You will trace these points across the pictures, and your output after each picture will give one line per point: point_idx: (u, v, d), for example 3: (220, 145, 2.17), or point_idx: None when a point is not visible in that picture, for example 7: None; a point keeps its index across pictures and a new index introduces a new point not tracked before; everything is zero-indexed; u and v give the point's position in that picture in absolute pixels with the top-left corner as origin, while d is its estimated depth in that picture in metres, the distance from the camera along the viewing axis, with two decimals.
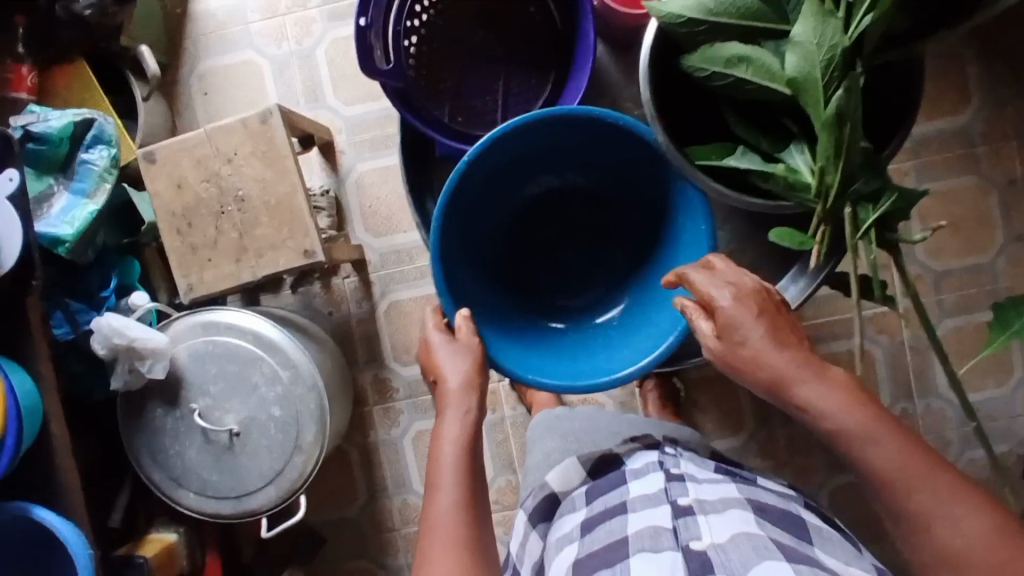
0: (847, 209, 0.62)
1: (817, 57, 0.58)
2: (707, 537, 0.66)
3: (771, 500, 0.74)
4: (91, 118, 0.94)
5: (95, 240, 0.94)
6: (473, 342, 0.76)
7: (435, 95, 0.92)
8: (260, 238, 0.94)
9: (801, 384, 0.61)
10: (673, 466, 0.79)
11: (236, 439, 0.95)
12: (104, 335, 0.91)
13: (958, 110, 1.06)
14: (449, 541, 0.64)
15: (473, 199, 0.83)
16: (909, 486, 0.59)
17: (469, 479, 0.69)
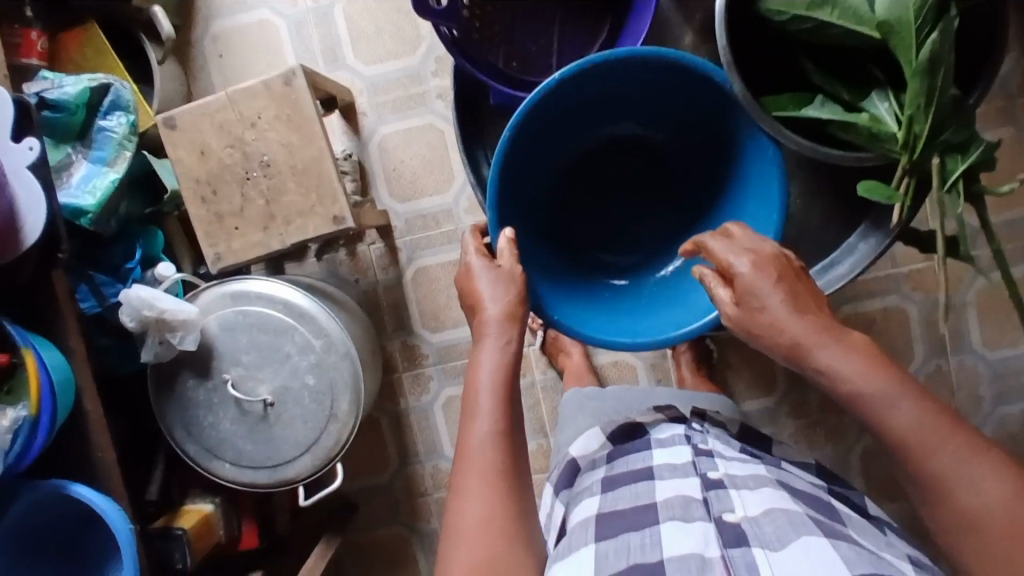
0: (934, 159, 0.63)
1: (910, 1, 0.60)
2: (739, 510, 0.64)
3: (802, 485, 0.72)
4: (107, 82, 0.90)
5: (118, 210, 0.92)
6: (515, 271, 0.73)
7: (489, 40, 0.88)
8: (288, 205, 0.91)
9: (823, 346, 0.59)
10: (700, 441, 0.78)
11: (271, 409, 0.95)
12: (132, 307, 0.89)
13: None
14: (484, 470, 0.61)
15: (532, 151, 0.81)
16: (925, 448, 0.56)
17: (507, 407, 0.64)
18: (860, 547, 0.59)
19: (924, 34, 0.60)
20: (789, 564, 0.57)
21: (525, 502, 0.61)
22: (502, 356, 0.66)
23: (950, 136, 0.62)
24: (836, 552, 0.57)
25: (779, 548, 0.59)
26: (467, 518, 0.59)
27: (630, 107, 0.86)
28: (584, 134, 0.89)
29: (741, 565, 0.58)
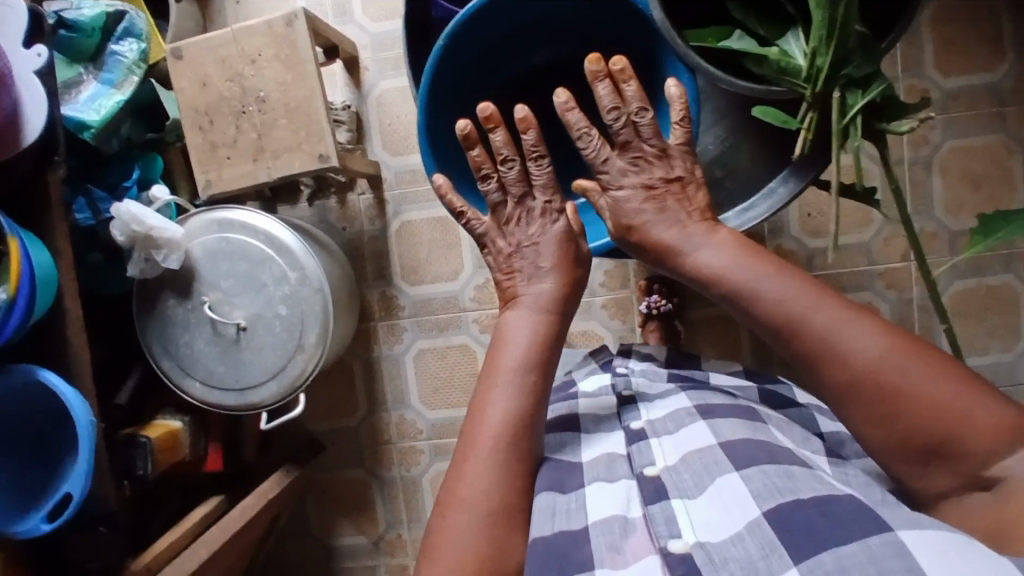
0: (835, 92, 0.58)
1: None
2: (659, 462, 0.66)
3: (719, 399, 0.73)
4: (122, 10, 0.96)
5: (119, 130, 0.97)
6: (554, 244, 0.74)
7: None
8: (278, 140, 0.96)
9: (700, 240, 0.67)
10: (625, 387, 0.80)
11: (243, 334, 0.99)
12: (122, 221, 0.93)
13: (992, 64, 1.02)
14: (493, 452, 0.64)
15: (467, 76, 0.82)
16: (801, 320, 0.59)
17: (530, 398, 0.67)
18: (770, 465, 0.60)
19: None
20: (702, 513, 0.59)
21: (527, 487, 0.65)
22: (535, 348, 0.69)
23: (853, 71, 0.57)
24: (745, 487, 0.58)
25: (697, 495, 0.61)
26: (468, 491, 0.63)
27: (573, 43, 0.85)
28: (523, 70, 0.88)
29: (660, 518, 0.59)
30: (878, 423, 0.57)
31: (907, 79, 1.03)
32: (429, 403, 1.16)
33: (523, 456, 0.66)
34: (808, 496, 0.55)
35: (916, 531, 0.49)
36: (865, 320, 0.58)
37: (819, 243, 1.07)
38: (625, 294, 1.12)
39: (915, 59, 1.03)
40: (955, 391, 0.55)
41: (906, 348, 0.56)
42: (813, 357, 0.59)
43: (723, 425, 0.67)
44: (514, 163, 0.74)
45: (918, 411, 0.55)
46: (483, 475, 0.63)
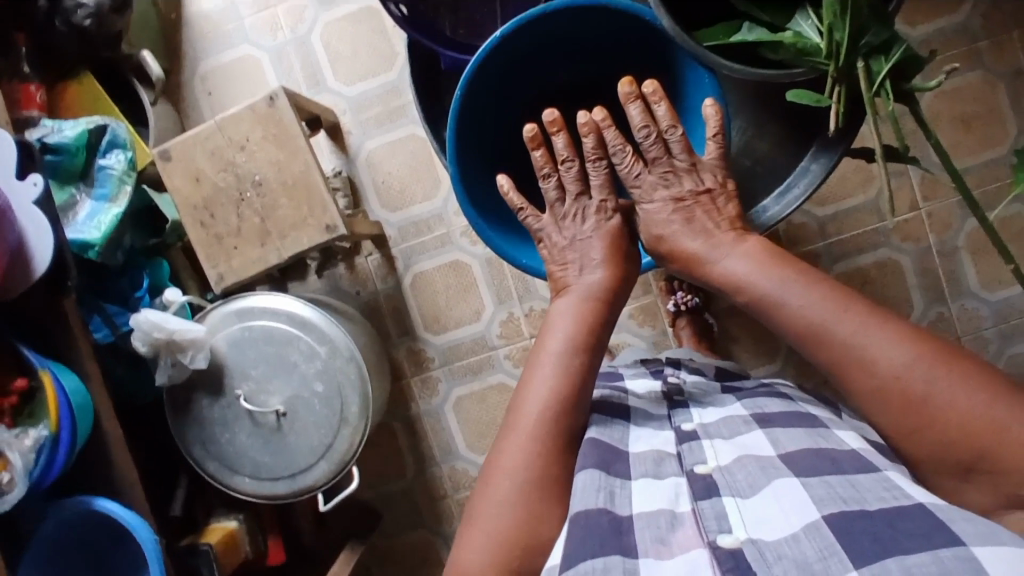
0: (858, 63, 0.59)
1: None
2: (712, 461, 0.61)
3: (779, 407, 0.70)
4: (103, 123, 0.96)
5: (123, 241, 0.97)
6: (603, 235, 0.75)
7: (435, 9, 0.85)
8: (282, 220, 0.96)
9: (729, 248, 0.68)
10: (676, 392, 0.77)
11: (284, 419, 0.97)
12: (143, 331, 0.93)
13: (954, 6, 1.04)
14: (535, 426, 0.62)
15: (481, 114, 0.81)
16: (820, 326, 0.58)
17: (575, 377, 0.65)
18: (835, 476, 0.55)
19: None
20: (760, 509, 0.53)
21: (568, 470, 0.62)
22: (580, 334, 0.67)
23: (872, 39, 0.58)
24: (806, 493, 0.53)
25: (750, 495, 0.55)
26: (506, 462, 0.61)
27: (590, 59, 0.85)
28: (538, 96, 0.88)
29: (710, 513, 0.54)
30: (905, 430, 0.55)
31: None
32: (478, 449, 1.14)
33: (567, 440, 0.63)
34: (877, 506, 0.50)
35: (991, 545, 0.44)
36: (892, 325, 0.56)
37: (828, 210, 1.08)
38: (649, 299, 1.12)
39: None
40: (975, 401, 0.52)
41: (932, 357, 0.54)
42: (839, 365, 0.57)
43: (783, 435, 0.63)
44: (574, 164, 0.77)
45: (947, 420, 0.53)
46: (522, 446, 0.61)
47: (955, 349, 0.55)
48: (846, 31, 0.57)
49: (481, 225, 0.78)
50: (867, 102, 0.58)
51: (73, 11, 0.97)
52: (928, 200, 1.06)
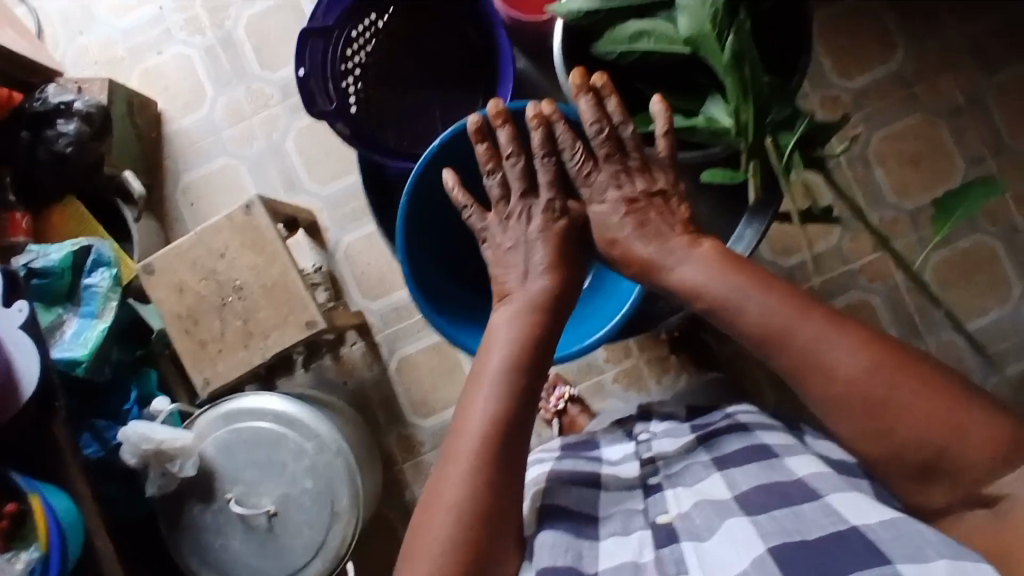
0: (767, 139, 0.67)
1: (704, 12, 0.61)
2: (673, 510, 0.67)
3: (737, 442, 0.72)
4: (88, 244, 1.00)
5: (110, 355, 1.00)
6: (547, 240, 0.74)
7: (378, 125, 0.89)
8: (263, 320, 0.98)
9: (677, 265, 0.68)
10: (647, 450, 0.79)
11: (275, 519, 0.97)
12: (132, 443, 0.95)
13: (886, 56, 1.10)
14: (475, 449, 0.63)
15: (446, 207, 0.85)
16: (783, 332, 0.60)
17: (515, 391, 0.66)
18: (782, 510, 0.60)
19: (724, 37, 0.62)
20: (716, 551, 0.60)
21: (511, 493, 0.63)
22: (519, 348, 0.68)
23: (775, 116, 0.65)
24: (753, 530, 0.59)
25: (707, 538, 0.61)
26: (448, 491, 0.62)
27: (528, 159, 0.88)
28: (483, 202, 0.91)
29: (669, 559, 0.61)
30: (869, 430, 0.58)
31: (816, 92, 1.11)
32: None
33: (511, 456, 0.64)
34: (817, 537, 0.56)
35: (917, 565, 0.50)
36: (850, 333, 0.58)
37: (794, 260, 1.10)
38: (632, 361, 1.13)
39: (817, 72, 1.11)
40: (930, 400, 0.56)
41: (891, 364, 0.57)
42: (803, 370, 0.59)
43: (738, 475, 0.67)
44: (518, 160, 0.75)
45: (906, 419, 0.57)
46: (462, 471, 0.62)
47: (913, 358, 0.58)
48: (751, 112, 0.62)
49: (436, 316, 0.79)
50: (781, 173, 0.66)
51: (56, 141, 1.03)
52: (889, 239, 1.08)
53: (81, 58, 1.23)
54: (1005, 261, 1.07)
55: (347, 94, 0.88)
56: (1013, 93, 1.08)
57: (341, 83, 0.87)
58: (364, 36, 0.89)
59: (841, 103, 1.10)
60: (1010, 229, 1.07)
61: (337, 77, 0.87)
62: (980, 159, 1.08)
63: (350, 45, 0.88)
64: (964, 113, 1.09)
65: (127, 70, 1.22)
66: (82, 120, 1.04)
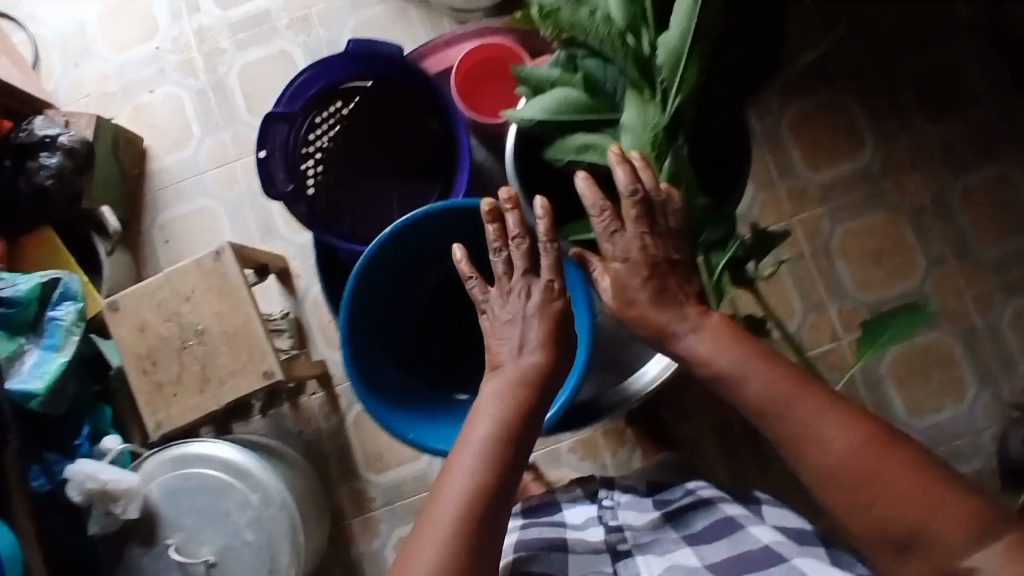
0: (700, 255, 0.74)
1: (646, 136, 0.68)
2: (643, 572, 0.74)
3: (703, 519, 0.77)
4: (56, 277, 1.00)
5: (65, 390, 0.99)
6: (543, 314, 0.71)
7: (335, 209, 0.93)
8: (221, 366, 0.99)
9: (681, 338, 0.67)
10: (611, 517, 0.82)
11: (213, 569, 0.96)
12: (77, 481, 0.94)
13: (854, 154, 1.13)
14: (448, 526, 0.61)
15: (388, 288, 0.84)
16: (780, 410, 0.61)
17: (496, 470, 0.64)
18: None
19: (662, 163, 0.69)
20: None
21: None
22: (503, 425, 0.66)
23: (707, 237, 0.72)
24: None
25: None
26: (416, 565, 0.60)
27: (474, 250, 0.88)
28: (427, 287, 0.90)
29: None
30: (859, 512, 0.58)
31: (786, 183, 1.13)
32: None
33: (489, 530, 0.62)
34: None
35: None
36: (842, 413, 0.60)
37: None
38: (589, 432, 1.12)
39: (787, 164, 1.14)
40: (912, 479, 0.57)
41: (884, 448, 0.58)
42: (797, 448, 0.61)
43: (707, 550, 0.74)
44: (524, 241, 0.73)
45: (894, 498, 0.57)
46: (431, 547, 0.60)
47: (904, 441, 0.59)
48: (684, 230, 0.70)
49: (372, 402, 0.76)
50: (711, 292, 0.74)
51: (36, 173, 1.05)
52: (848, 330, 1.10)
53: (75, 91, 1.26)
54: (961, 361, 1.08)
55: (305, 176, 0.92)
56: (974, 199, 1.11)
57: (300, 165, 0.91)
58: (328, 121, 0.93)
59: (809, 196, 1.13)
60: (968, 330, 1.09)
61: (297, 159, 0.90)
62: (940, 260, 1.11)
63: (312, 130, 0.92)
64: (927, 214, 1.12)
65: (119, 106, 1.25)
66: (65, 154, 1.06)
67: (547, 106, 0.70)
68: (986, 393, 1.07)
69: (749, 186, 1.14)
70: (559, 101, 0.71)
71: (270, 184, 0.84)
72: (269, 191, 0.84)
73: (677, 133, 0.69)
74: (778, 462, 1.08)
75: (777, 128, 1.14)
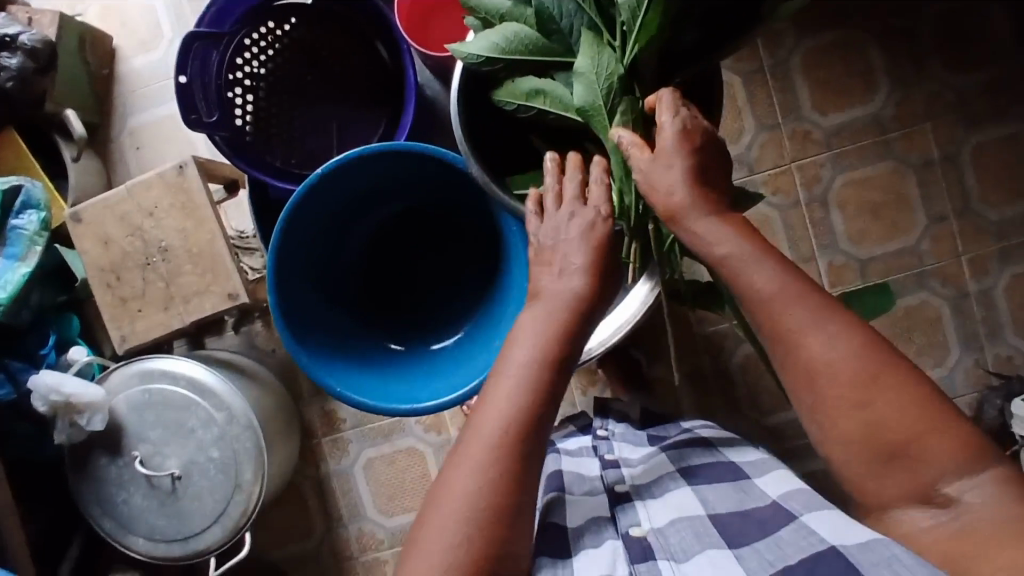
0: (651, 225, 0.67)
1: (598, 85, 0.60)
2: (645, 523, 0.65)
3: (701, 458, 0.72)
4: (19, 184, 0.97)
5: (30, 300, 0.98)
6: (588, 235, 0.61)
7: (266, 141, 0.88)
8: (186, 285, 0.97)
9: (690, 223, 0.57)
10: (608, 451, 0.78)
11: (179, 482, 0.98)
12: (41, 393, 0.95)
13: (866, 97, 1.05)
14: (490, 448, 0.55)
15: (320, 226, 0.79)
16: (784, 301, 0.55)
17: (539, 397, 0.58)
18: (763, 540, 0.58)
19: (617, 116, 0.61)
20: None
21: (524, 497, 0.55)
22: (551, 348, 0.58)
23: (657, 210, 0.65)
24: (738, 567, 0.57)
25: (683, 561, 0.60)
26: (455, 486, 0.55)
27: (406, 187, 0.83)
28: (359, 222, 0.86)
29: None
30: (852, 416, 0.54)
31: (789, 124, 1.06)
32: (385, 510, 1.15)
33: (527, 460, 0.56)
34: (798, 560, 0.54)
35: None
36: (843, 319, 0.55)
37: None
38: None
39: (793, 103, 1.06)
40: (903, 394, 0.53)
41: (882, 356, 0.54)
42: (789, 361, 0.55)
43: (710, 493, 0.66)
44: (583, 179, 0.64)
45: (890, 411, 0.53)
46: (474, 468, 0.55)
47: (898, 352, 0.54)
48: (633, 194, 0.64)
49: (297, 351, 0.73)
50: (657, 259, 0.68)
51: None
52: (835, 285, 1.05)
53: None
54: (948, 324, 1.05)
55: (233, 104, 0.85)
56: (987, 155, 1.04)
57: (226, 93, 0.84)
58: (264, 40, 0.86)
59: (812, 141, 1.06)
60: (960, 294, 1.05)
61: (222, 87, 0.84)
62: (942, 217, 1.05)
63: (241, 53, 0.85)
64: (935, 168, 1.05)
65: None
66: (27, 56, 0.99)
67: (494, 41, 0.63)
68: (968, 358, 1.04)
69: (749, 125, 1.06)
70: (507, 39, 0.63)
71: (191, 114, 0.81)
72: (188, 117, 0.80)
73: (632, 86, 0.63)
74: (746, 413, 1.07)
75: (787, 64, 1.06)
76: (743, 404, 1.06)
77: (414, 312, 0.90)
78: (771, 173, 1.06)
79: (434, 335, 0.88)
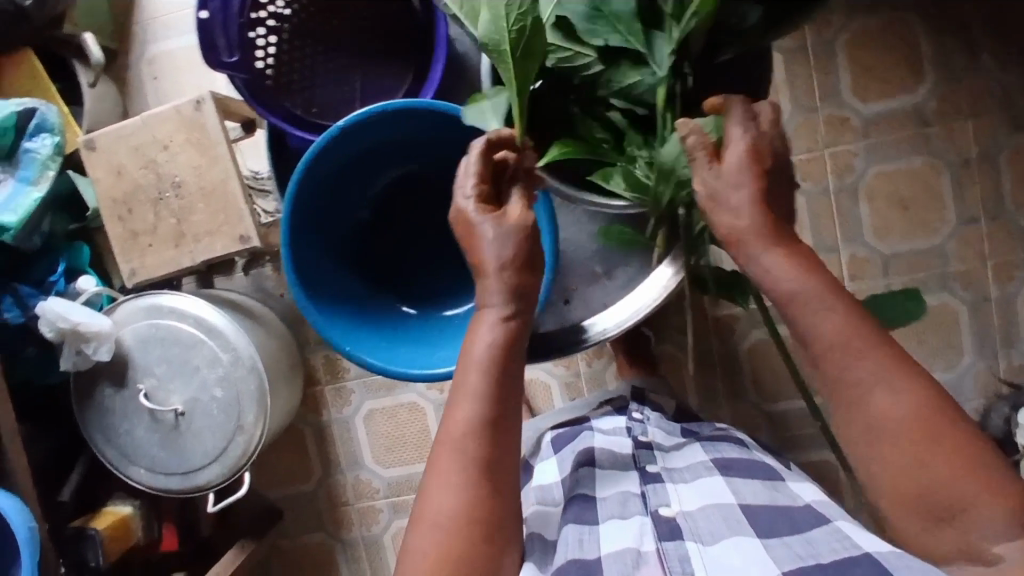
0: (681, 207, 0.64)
1: (504, 25, 0.53)
2: (675, 504, 0.67)
3: (734, 451, 0.73)
4: (32, 106, 0.95)
5: (41, 226, 0.98)
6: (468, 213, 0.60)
7: (285, 88, 0.85)
8: (198, 224, 0.96)
9: (758, 254, 0.57)
10: (642, 432, 0.78)
11: (182, 418, 0.99)
12: (49, 320, 0.95)
13: (910, 88, 1.01)
14: (461, 461, 0.57)
15: (335, 178, 0.77)
16: (859, 350, 0.55)
17: (498, 397, 0.59)
18: (793, 537, 0.60)
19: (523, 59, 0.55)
20: (721, 558, 0.60)
21: (502, 492, 0.58)
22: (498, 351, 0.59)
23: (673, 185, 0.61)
24: (767, 553, 0.58)
25: (711, 543, 0.62)
26: (436, 504, 0.57)
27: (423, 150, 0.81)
28: (374, 182, 0.84)
29: (674, 555, 0.61)
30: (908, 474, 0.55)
31: (826, 109, 1.02)
32: (383, 462, 1.16)
33: (503, 444, 0.59)
34: (829, 560, 0.55)
35: None
36: (915, 377, 0.54)
37: None
38: None
39: (832, 87, 1.02)
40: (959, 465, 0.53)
41: (946, 419, 0.54)
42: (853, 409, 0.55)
43: (743, 486, 0.67)
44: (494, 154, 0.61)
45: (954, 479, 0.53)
46: (451, 486, 0.57)
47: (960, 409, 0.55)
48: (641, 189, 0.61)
49: (307, 305, 0.72)
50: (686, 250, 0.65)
51: None
52: (854, 279, 1.03)
53: None
54: (965, 329, 1.03)
55: (254, 45, 0.83)
56: None
57: (247, 33, 0.82)
58: None
59: (848, 127, 1.02)
60: (981, 298, 1.02)
61: (244, 26, 0.81)
62: (973, 220, 1.02)
63: None
64: (972, 168, 1.01)
65: None
66: None
67: None
68: (980, 364, 1.03)
69: (785, 106, 1.02)
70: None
71: (210, 52, 0.81)
72: (208, 58, 0.81)
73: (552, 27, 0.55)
74: (749, 398, 1.06)
75: (831, 45, 1.01)
76: (748, 390, 1.06)
77: (424, 279, 0.88)
78: (802, 159, 1.03)
79: (441, 302, 0.87)
